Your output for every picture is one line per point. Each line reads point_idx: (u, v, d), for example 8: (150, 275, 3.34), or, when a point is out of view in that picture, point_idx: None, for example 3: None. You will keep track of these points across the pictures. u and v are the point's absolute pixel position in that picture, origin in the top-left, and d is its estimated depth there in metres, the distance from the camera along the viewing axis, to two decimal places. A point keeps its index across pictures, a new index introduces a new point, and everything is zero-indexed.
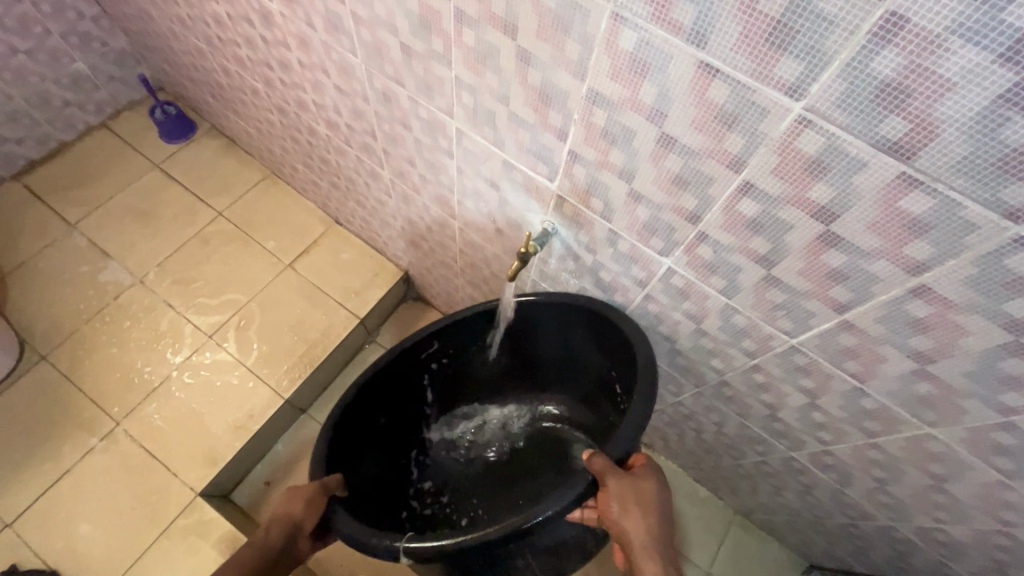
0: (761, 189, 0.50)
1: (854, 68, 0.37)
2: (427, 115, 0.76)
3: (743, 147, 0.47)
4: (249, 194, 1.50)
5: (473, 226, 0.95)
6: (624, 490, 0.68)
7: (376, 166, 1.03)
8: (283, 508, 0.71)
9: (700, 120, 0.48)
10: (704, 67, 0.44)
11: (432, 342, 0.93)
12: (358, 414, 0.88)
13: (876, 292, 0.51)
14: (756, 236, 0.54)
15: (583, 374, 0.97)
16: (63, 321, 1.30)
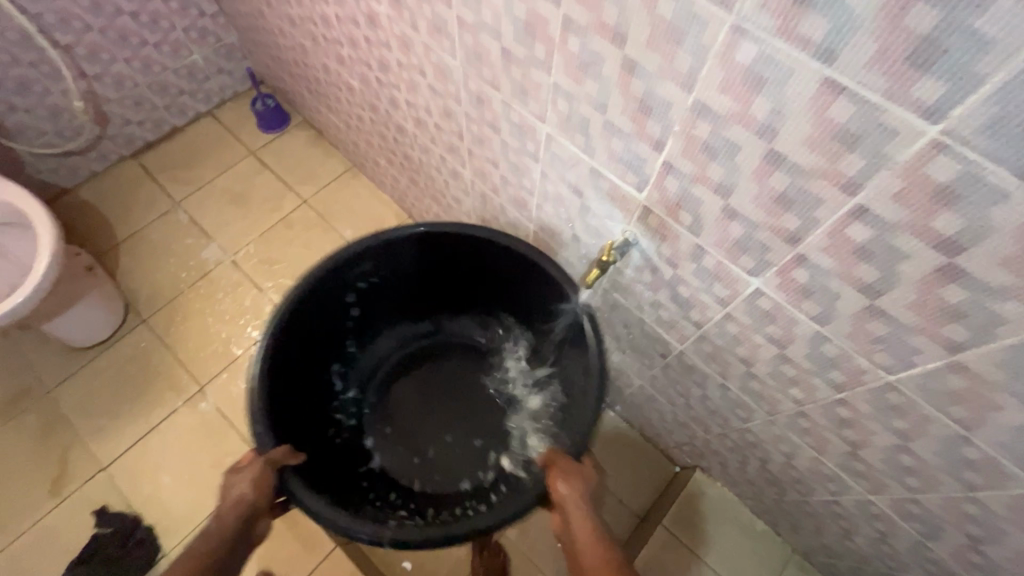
0: (876, 214, 0.47)
1: (1008, 94, 0.35)
2: (517, 118, 0.78)
3: (862, 169, 0.45)
4: (331, 185, 1.58)
5: (549, 230, 0.96)
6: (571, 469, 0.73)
7: (458, 165, 1.06)
8: (235, 490, 0.71)
9: (815, 138, 0.46)
10: (828, 84, 0.42)
11: (365, 267, 0.91)
12: (283, 339, 0.84)
13: (1001, 334, 0.47)
14: (862, 262, 0.52)
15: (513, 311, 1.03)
16: (163, 289, 1.42)
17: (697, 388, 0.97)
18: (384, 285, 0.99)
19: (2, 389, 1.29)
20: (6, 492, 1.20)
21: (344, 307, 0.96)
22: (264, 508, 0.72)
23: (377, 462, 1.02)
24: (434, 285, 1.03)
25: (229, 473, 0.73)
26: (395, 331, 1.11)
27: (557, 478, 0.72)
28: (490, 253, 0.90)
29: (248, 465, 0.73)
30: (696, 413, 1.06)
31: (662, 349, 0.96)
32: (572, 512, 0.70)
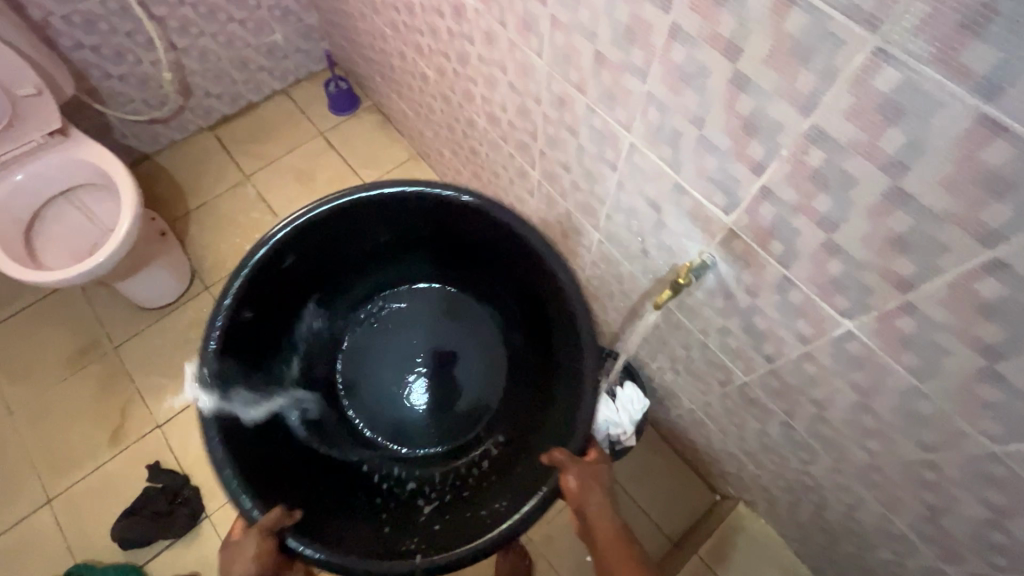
0: (1016, 273, 0.42)
1: None
2: (600, 124, 0.75)
3: (1008, 221, 0.40)
4: (393, 171, 1.60)
5: (616, 241, 0.92)
6: (583, 472, 0.69)
7: (527, 165, 1.04)
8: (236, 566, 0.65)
9: (956, 180, 0.41)
10: (984, 123, 0.38)
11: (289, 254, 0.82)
12: (227, 377, 0.77)
13: None
14: (987, 320, 0.46)
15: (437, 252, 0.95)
16: (227, 259, 1.48)
17: (756, 421, 0.92)
18: (309, 265, 0.87)
19: (77, 339, 1.38)
20: (71, 437, 1.27)
21: (278, 275, 0.83)
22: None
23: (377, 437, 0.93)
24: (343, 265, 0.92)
25: (228, 544, 0.68)
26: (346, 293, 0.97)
27: (569, 474, 0.68)
28: (463, 216, 0.83)
29: (249, 534, 0.67)
30: (749, 447, 1.01)
31: (723, 376, 0.91)
32: (586, 505, 0.68)
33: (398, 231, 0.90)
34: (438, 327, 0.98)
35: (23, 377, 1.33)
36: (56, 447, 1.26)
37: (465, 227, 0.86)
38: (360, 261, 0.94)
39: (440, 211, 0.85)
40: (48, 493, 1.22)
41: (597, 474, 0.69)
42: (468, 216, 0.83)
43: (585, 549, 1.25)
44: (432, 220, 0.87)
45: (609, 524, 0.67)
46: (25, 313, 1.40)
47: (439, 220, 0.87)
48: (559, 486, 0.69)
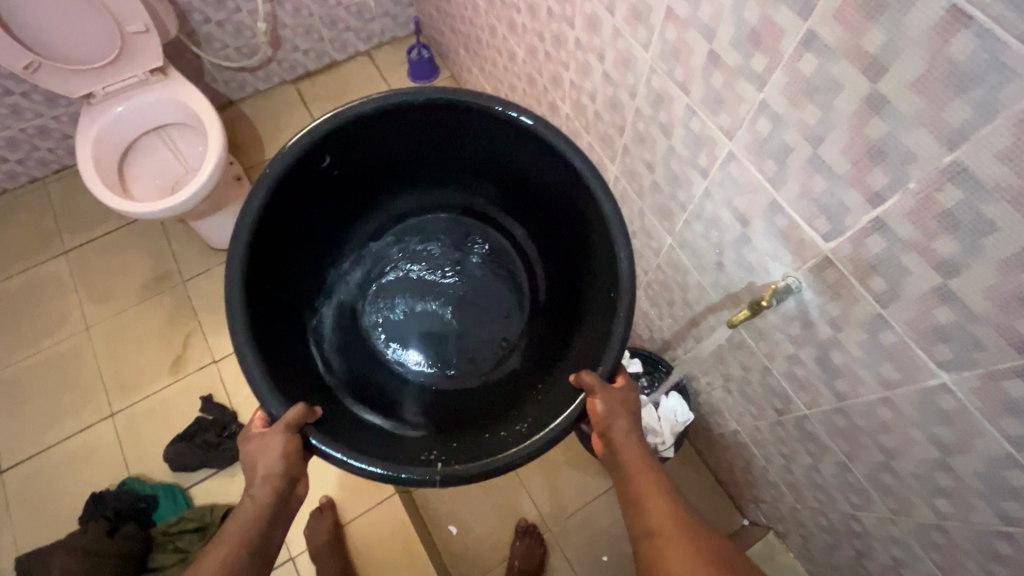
0: None
1: None
2: (698, 127, 0.72)
3: None
4: None
5: (690, 249, 0.89)
6: (611, 400, 0.67)
7: (606, 158, 1.01)
8: (264, 462, 0.63)
9: None
10: None
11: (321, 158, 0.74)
12: (255, 302, 0.70)
13: None
14: None
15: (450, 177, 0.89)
16: None
17: (809, 456, 0.88)
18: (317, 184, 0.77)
19: (151, 269, 1.46)
20: (137, 359, 1.36)
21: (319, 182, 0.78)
22: (299, 473, 0.66)
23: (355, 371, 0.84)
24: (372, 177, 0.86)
25: (255, 439, 0.65)
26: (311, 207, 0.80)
27: (596, 397, 0.66)
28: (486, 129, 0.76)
29: (273, 432, 0.63)
30: (794, 480, 0.98)
31: (780, 404, 0.88)
32: (613, 426, 0.67)
33: (412, 143, 0.82)
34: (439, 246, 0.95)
35: (101, 297, 1.43)
36: (123, 366, 1.35)
37: (481, 145, 0.81)
38: (361, 182, 0.85)
39: (467, 131, 0.78)
40: (112, 407, 1.31)
41: (625, 400, 0.68)
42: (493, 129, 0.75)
43: (603, 548, 1.24)
44: (439, 130, 0.80)
45: (636, 451, 0.66)
46: (108, 238, 1.50)
47: (448, 134, 0.80)
48: (586, 402, 0.67)
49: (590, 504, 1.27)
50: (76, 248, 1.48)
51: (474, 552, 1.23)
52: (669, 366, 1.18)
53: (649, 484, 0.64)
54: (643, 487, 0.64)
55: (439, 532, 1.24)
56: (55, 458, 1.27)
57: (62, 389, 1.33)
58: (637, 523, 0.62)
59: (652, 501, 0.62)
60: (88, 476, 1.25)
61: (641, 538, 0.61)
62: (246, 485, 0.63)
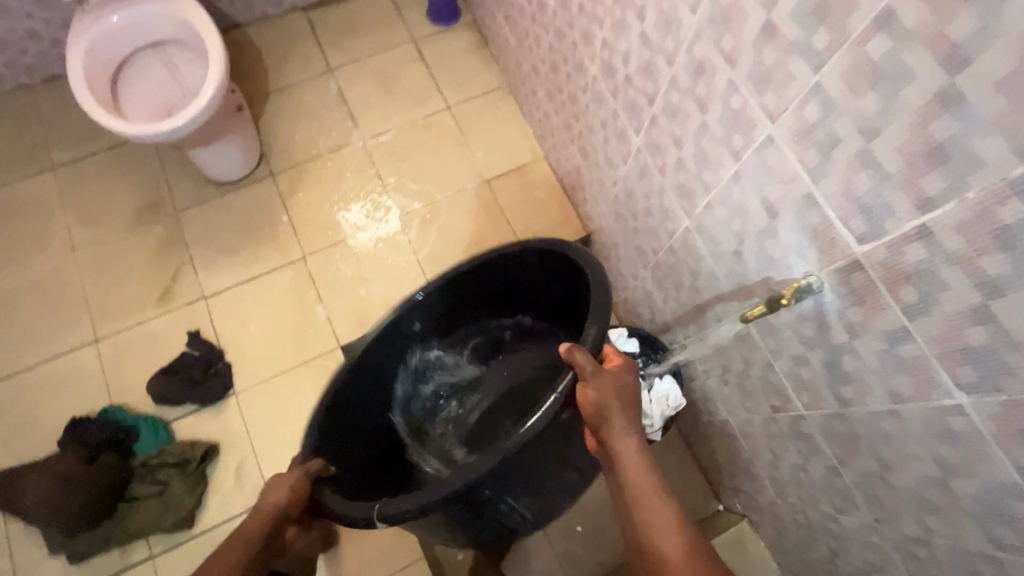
0: None
1: None
2: (737, 105, 0.66)
3: None
4: (479, 98, 1.54)
5: (708, 234, 0.85)
6: (601, 382, 0.72)
7: (630, 128, 0.95)
8: (271, 496, 0.75)
9: None
10: None
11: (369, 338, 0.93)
12: (335, 438, 0.90)
13: None
14: None
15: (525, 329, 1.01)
16: (297, 150, 1.46)
17: (797, 455, 0.88)
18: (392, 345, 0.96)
19: (143, 196, 1.40)
20: (124, 287, 1.32)
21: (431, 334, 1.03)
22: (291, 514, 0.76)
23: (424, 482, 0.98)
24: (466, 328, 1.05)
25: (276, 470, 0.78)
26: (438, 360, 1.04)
27: (585, 379, 0.72)
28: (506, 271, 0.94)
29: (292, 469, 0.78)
30: (779, 476, 0.98)
31: (778, 402, 0.87)
32: (607, 425, 0.71)
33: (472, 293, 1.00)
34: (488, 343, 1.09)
35: (89, 218, 1.38)
36: (109, 293, 1.32)
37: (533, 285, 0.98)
38: (459, 329, 1.05)
39: (528, 272, 0.96)
40: (97, 333, 1.28)
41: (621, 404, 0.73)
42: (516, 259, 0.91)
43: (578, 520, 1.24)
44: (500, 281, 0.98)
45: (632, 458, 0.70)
46: (99, 157, 1.43)
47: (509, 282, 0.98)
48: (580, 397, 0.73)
49: None
50: (66, 164, 1.42)
51: None
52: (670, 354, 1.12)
53: (646, 491, 0.67)
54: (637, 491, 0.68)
55: None
56: (37, 377, 1.25)
57: (45, 310, 1.30)
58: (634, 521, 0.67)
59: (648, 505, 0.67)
60: (69, 400, 1.23)
61: (638, 533, 0.66)
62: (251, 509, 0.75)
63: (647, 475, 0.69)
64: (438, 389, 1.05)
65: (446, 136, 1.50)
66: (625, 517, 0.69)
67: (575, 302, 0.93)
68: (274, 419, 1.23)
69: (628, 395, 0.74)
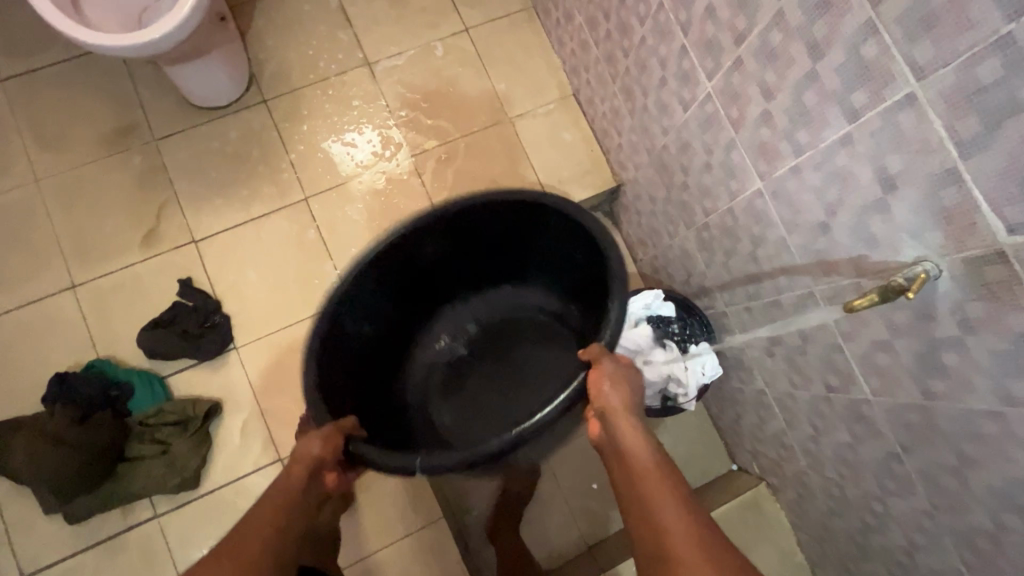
0: None
1: None
2: (870, 54, 0.55)
3: None
4: (500, 21, 1.35)
5: (786, 200, 0.76)
6: (616, 371, 0.73)
7: (700, 70, 0.83)
8: (301, 449, 0.74)
9: None
10: None
11: (346, 319, 0.92)
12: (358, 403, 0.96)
13: None
14: None
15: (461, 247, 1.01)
16: (293, 74, 1.28)
17: (849, 435, 0.85)
18: (385, 306, 1.00)
19: (113, 119, 1.21)
20: (100, 226, 1.17)
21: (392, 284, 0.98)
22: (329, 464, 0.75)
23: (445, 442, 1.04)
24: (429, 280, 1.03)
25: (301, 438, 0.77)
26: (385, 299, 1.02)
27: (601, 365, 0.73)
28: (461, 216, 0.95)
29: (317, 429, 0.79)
30: (818, 450, 0.95)
31: (836, 382, 0.82)
32: (608, 403, 0.70)
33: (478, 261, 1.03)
34: (553, 326, 1.10)
35: (50, 144, 1.19)
36: (82, 232, 1.16)
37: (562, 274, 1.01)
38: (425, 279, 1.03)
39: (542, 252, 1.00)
40: (73, 278, 1.14)
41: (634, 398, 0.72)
42: (484, 214, 0.94)
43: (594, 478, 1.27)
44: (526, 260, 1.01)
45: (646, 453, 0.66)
46: (55, 69, 1.22)
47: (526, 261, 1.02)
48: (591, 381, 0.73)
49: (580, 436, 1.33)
50: (14, 77, 1.20)
51: None
52: (708, 325, 1.10)
53: (655, 488, 0.61)
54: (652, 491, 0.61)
55: None
56: (7, 326, 1.12)
57: (9, 250, 1.15)
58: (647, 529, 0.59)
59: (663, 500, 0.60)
60: (48, 352, 1.11)
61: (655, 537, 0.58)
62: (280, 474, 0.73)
63: (651, 456, 0.65)
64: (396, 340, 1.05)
65: (462, 64, 1.33)
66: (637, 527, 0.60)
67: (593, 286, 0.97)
68: (280, 376, 1.15)
69: (636, 384, 0.74)
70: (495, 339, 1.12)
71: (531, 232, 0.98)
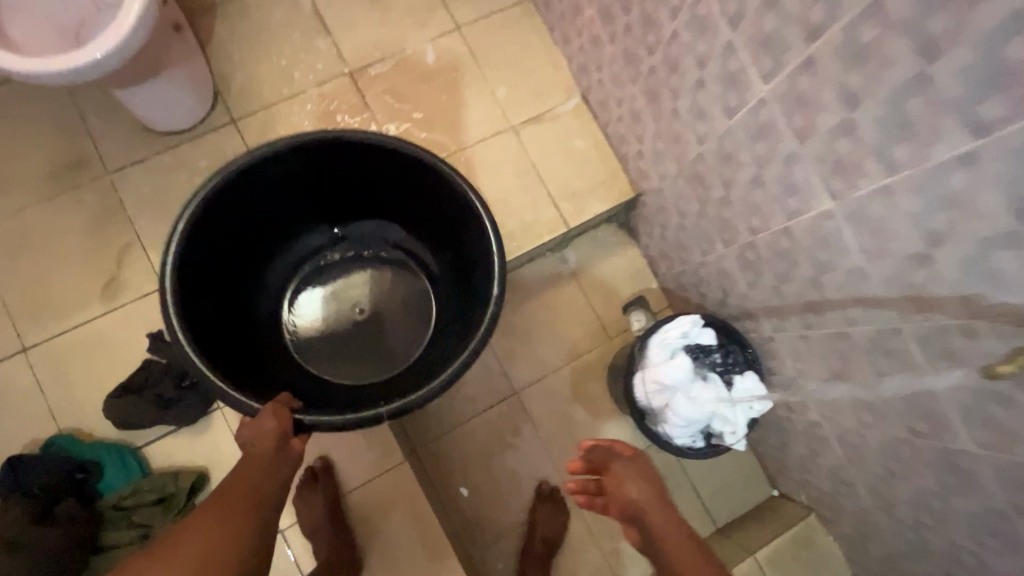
0: None
1: None
2: (1018, 56, 0.43)
3: None
4: (496, 16, 1.21)
5: (870, 225, 0.64)
6: (626, 470, 0.91)
7: (753, 72, 0.70)
8: (254, 427, 0.72)
9: None
10: None
11: (189, 285, 0.80)
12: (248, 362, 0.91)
13: None
14: None
15: (292, 181, 0.89)
16: (264, 87, 1.13)
17: (935, 484, 0.75)
18: (220, 254, 0.88)
19: (58, 152, 1.05)
20: (51, 278, 1.01)
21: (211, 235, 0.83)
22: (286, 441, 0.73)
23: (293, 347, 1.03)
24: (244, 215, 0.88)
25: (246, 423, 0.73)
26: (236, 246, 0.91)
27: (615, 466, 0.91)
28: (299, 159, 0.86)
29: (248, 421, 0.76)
30: (889, 492, 0.85)
31: (921, 428, 0.72)
32: (636, 502, 0.88)
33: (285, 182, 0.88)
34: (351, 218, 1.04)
35: None
36: (30, 286, 1.00)
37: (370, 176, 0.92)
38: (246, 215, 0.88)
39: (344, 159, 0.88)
40: (24, 341, 0.99)
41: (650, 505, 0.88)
42: (324, 156, 0.86)
43: None
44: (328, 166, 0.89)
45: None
46: None
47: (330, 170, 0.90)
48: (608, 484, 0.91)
49: None
50: None
51: (488, 518, 1.18)
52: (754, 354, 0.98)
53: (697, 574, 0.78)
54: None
55: (452, 498, 1.18)
56: None
57: None
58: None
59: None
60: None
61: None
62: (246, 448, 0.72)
63: (681, 536, 0.84)
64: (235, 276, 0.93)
65: (456, 67, 1.18)
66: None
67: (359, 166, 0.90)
68: None
69: (646, 472, 0.92)
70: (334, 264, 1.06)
71: (355, 161, 0.89)
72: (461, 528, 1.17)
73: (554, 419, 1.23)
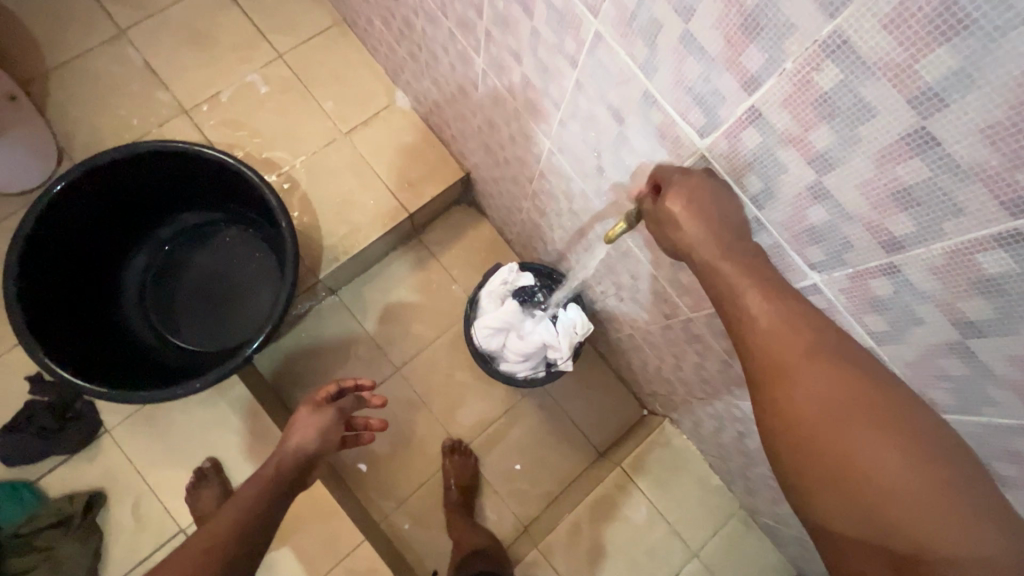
0: (905, 276, 0.49)
1: (937, 207, 0.43)
2: (560, 3, 0.60)
3: (907, 231, 0.46)
4: (315, 40, 1.35)
5: (568, 152, 0.80)
6: None
7: (470, 49, 0.86)
8: (300, 429, 0.80)
9: (872, 189, 0.46)
10: (899, 147, 0.42)
11: (40, 297, 0.94)
12: (115, 356, 1.04)
13: (990, 393, 0.50)
14: (874, 312, 0.55)
15: (111, 196, 1.04)
16: (107, 137, 1.24)
17: (695, 355, 0.91)
18: (65, 268, 1.01)
19: None
20: None
21: (50, 252, 0.97)
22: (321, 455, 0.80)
23: (157, 337, 1.13)
24: (76, 232, 1.01)
25: (303, 416, 0.82)
26: (76, 259, 1.03)
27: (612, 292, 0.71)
28: (82, 194, 0.98)
29: (324, 409, 0.83)
30: (685, 376, 1.00)
31: (668, 310, 0.88)
32: None
33: (104, 196, 1.02)
34: (180, 217, 1.18)
35: None
36: None
37: (177, 175, 1.08)
38: (79, 231, 1.02)
39: (150, 169, 1.04)
40: None
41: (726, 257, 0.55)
42: (105, 182, 1.00)
43: (517, 458, 1.33)
44: (136, 175, 1.04)
45: (830, 379, 0.48)
46: None
47: (140, 178, 1.05)
48: None
49: (494, 425, 1.35)
50: None
51: (390, 486, 1.29)
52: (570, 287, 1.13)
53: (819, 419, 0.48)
54: (812, 428, 0.48)
55: (352, 475, 1.28)
56: None
57: None
58: (935, 532, 0.43)
59: (876, 415, 0.47)
60: None
61: (924, 514, 0.43)
62: (277, 451, 0.78)
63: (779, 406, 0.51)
64: (86, 287, 1.06)
65: (284, 89, 1.31)
66: (851, 499, 0.46)
67: (162, 169, 1.05)
68: (164, 444, 1.12)
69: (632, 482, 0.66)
70: (175, 262, 1.18)
71: (157, 164, 1.04)
72: (366, 500, 1.27)
73: (437, 386, 1.36)
